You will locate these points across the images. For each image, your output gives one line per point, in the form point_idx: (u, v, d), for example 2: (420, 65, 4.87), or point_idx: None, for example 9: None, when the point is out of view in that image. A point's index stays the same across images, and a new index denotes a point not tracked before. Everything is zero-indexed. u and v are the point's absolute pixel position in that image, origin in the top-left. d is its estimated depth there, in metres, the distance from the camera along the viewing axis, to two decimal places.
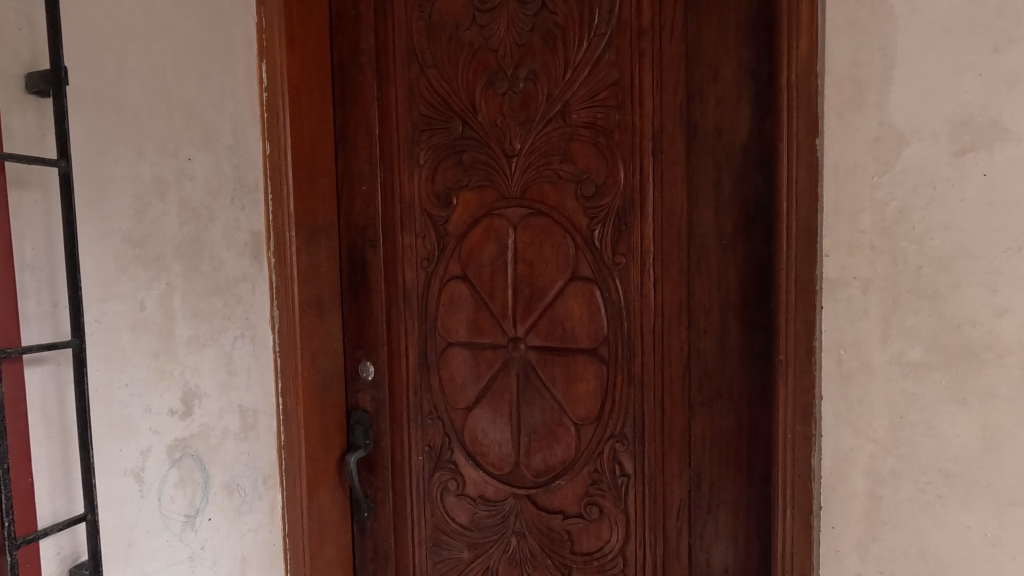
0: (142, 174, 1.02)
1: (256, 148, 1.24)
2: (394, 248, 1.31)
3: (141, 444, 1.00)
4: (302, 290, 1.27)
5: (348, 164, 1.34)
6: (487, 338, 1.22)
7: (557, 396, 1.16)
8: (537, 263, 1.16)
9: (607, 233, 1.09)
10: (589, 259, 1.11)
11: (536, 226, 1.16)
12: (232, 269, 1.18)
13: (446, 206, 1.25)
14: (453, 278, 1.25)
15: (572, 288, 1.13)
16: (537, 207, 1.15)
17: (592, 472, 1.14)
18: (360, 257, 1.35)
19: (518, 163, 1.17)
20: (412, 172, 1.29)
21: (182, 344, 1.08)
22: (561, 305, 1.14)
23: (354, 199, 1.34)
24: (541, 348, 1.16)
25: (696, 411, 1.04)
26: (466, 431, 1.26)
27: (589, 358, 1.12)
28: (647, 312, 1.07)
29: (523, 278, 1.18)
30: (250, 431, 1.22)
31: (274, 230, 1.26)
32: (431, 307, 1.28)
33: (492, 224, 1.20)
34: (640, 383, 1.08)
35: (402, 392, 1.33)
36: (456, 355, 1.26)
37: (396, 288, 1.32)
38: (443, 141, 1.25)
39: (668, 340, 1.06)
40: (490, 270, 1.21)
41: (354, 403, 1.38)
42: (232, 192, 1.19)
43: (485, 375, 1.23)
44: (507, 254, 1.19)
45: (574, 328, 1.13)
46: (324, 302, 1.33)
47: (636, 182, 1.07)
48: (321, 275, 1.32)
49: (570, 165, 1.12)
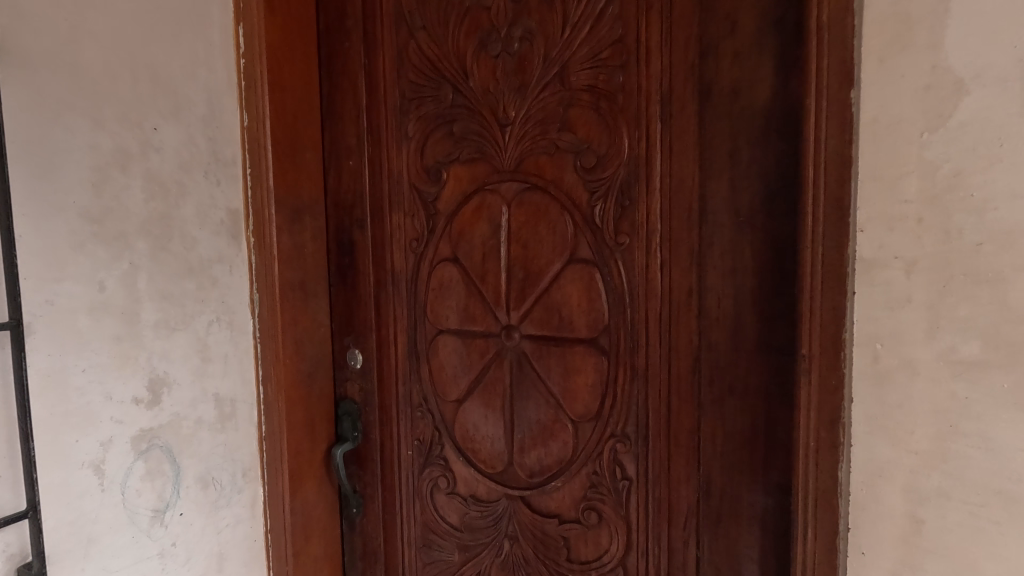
0: (101, 144, 0.94)
1: (233, 120, 1.16)
2: (382, 228, 1.22)
3: (102, 434, 0.94)
4: (283, 272, 1.19)
5: (335, 138, 1.25)
6: (480, 326, 1.12)
7: (554, 390, 1.05)
8: (532, 244, 1.05)
9: (608, 210, 0.98)
10: (589, 239, 1.00)
11: (531, 203, 1.05)
12: (206, 249, 1.10)
13: (436, 181, 1.15)
14: (443, 260, 1.15)
15: (569, 271, 1.02)
16: (533, 181, 1.04)
17: (591, 474, 1.03)
18: (348, 238, 1.26)
19: (513, 133, 1.06)
20: (401, 145, 1.19)
21: (149, 328, 1.01)
22: (557, 291, 1.03)
23: (341, 175, 1.26)
24: (536, 338, 1.06)
25: (706, 410, 0.93)
26: (457, 426, 1.17)
27: (587, 348, 1.01)
28: (652, 299, 0.96)
29: (518, 261, 1.07)
30: (227, 422, 1.14)
31: (253, 209, 1.18)
32: (419, 292, 1.19)
33: (484, 200, 1.10)
34: (645, 378, 0.97)
35: (391, 382, 1.24)
36: (447, 343, 1.16)
37: (385, 271, 1.23)
38: (433, 110, 1.14)
39: (675, 330, 0.94)
40: (479, 253, 1.11)
41: (342, 393, 1.31)
42: (206, 167, 1.10)
43: (477, 366, 1.13)
44: (499, 235, 1.08)
45: (572, 317, 1.02)
46: (308, 286, 1.25)
47: (641, 152, 0.94)
48: (305, 257, 1.24)
49: (568, 134, 1.01)
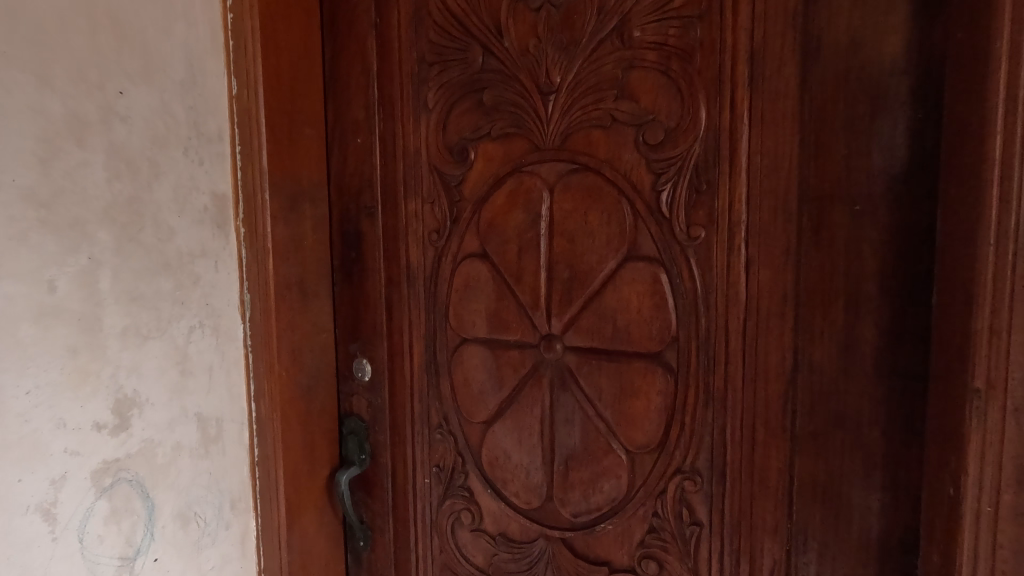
0: (50, 109, 0.75)
1: (220, 86, 0.96)
2: (395, 217, 1.04)
3: (53, 469, 0.76)
4: (277, 268, 1.00)
5: (340, 110, 1.07)
6: (514, 335, 0.94)
7: (605, 414, 0.87)
8: (579, 237, 0.87)
9: (679, 196, 0.79)
10: (653, 231, 0.82)
11: (579, 187, 0.86)
12: (186, 241, 0.92)
13: (461, 161, 0.96)
14: (470, 256, 0.97)
15: (626, 270, 0.84)
16: (582, 161, 0.86)
17: (650, 516, 0.86)
18: (354, 228, 1.08)
19: (558, 102, 0.87)
20: (419, 118, 1.00)
21: (114, 337, 0.82)
22: (612, 294, 0.85)
23: (346, 155, 1.07)
24: (583, 351, 0.88)
25: (801, 444, 0.75)
26: (484, 452, 0.99)
27: (648, 365, 0.83)
28: (734, 305, 0.77)
29: (561, 257, 0.89)
30: (212, 446, 0.96)
31: (243, 193, 0.99)
32: (440, 293, 1.01)
33: (520, 184, 0.91)
34: (722, 402, 0.79)
35: (405, 398, 1.06)
36: (473, 354, 0.98)
37: (398, 268, 1.04)
38: (458, 76, 0.95)
39: (764, 344, 0.76)
40: (513, 247, 0.92)
41: (347, 409, 1.13)
42: (185, 141, 0.91)
43: (509, 383, 0.95)
44: (539, 226, 0.90)
45: (630, 326, 0.84)
46: (308, 284, 1.06)
47: (725, 122, 0.76)
48: (305, 250, 1.05)
49: (628, 103, 0.82)
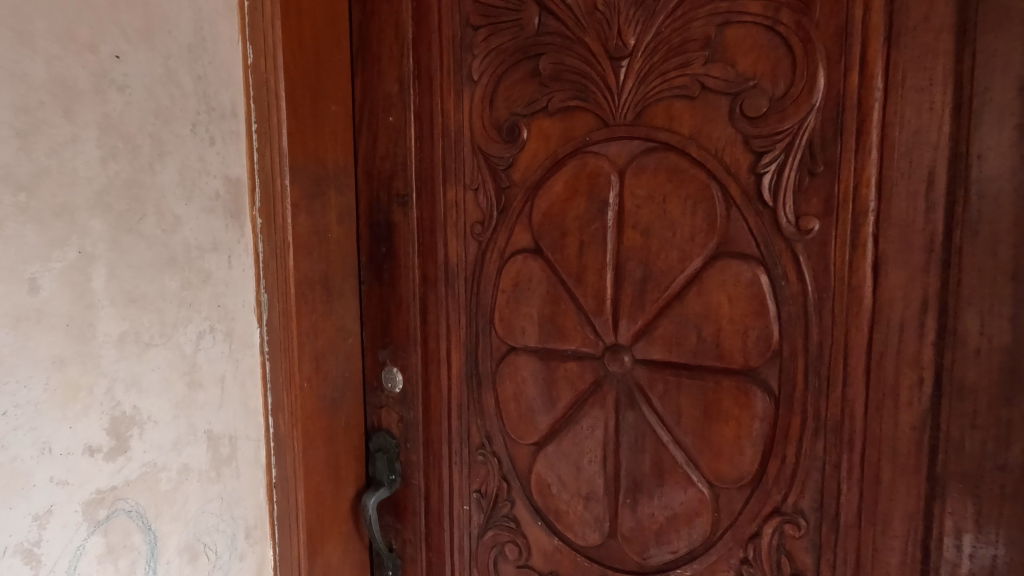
0: (32, 72, 0.62)
1: (234, 54, 0.83)
2: (432, 207, 0.90)
3: (36, 503, 0.64)
4: (297, 264, 0.87)
5: (370, 84, 0.94)
6: (572, 344, 0.80)
7: (683, 442, 0.74)
8: (655, 229, 0.73)
9: (787, 179, 0.65)
10: (750, 223, 0.68)
11: (656, 170, 0.72)
12: (194, 233, 0.79)
13: (512, 141, 0.82)
14: (521, 251, 0.84)
15: (714, 270, 0.70)
16: (661, 138, 0.72)
17: (738, 563, 0.72)
18: (385, 219, 0.95)
19: (632, 68, 0.73)
20: (462, 92, 0.87)
21: (110, 346, 0.70)
22: (696, 299, 0.71)
23: (377, 136, 0.94)
24: (657, 365, 0.74)
25: (942, 487, 0.61)
26: (534, 479, 0.86)
27: (741, 385, 0.69)
28: (856, 314, 0.63)
29: (632, 254, 0.75)
30: (224, 468, 0.84)
31: (259, 178, 0.86)
32: (483, 294, 0.88)
33: (583, 167, 0.77)
34: (836, 431, 0.65)
35: (441, 414, 0.93)
36: (522, 365, 0.85)
37: (435, 265, 0.91)
38: (509, 41, 0.82)
39: (895, 363, 0.62)
40: (573, 241, 0.79)
41: (376, 423, 1.00)
42: (194, 117, 0.78)
43: (566, 401, 0.82)
44: (605, 217, 0.76)
45: (717, 338, 0.70)
46: (332, 282, 0.93)
47: (851, 88, 0.61)
48: (329, 244, 0.92)
49: (722, 67, 0.68)
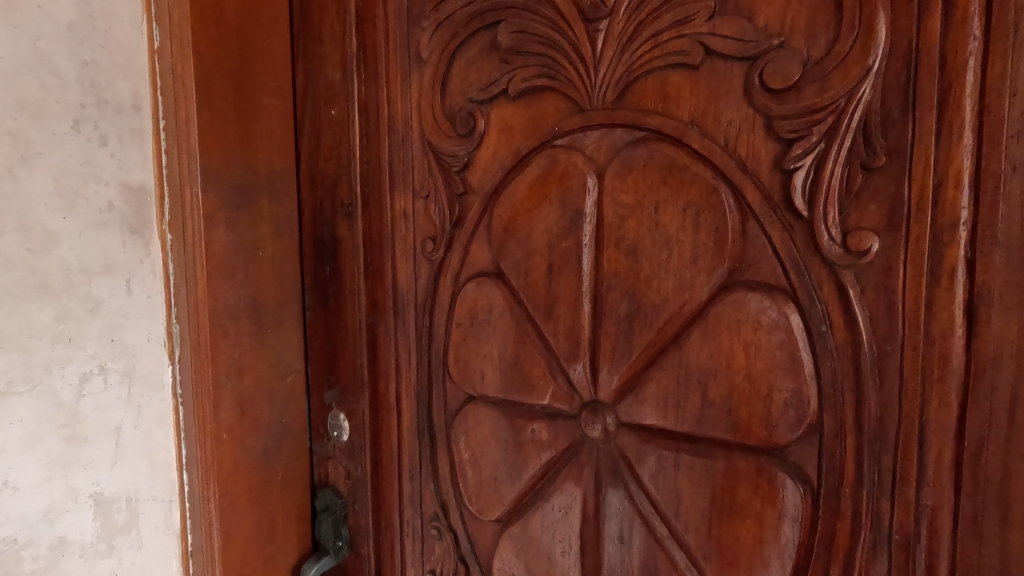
0: None
1: (136, 36, 0.69)
2: (379, 220, 0.73)
3: None
4: (213, 289, 0.72)
5: (311, 72, 0.78)
6: (541, 398, 0.61)
7: (685, 541, 0.53)
8: (645, 248, 0.54)
9: (830, 177, 0.44)
10: (776, 240, 0.47)
11: (645, 168, 0.53)
12: (77, 253, 0.65)
13: (467, 135, 0.65)
14: (478, 275, 0.65)
15: (724, 306, 0.50)
16: (652, 125, 0.53)
17: None
18: (329, 234, 0.79)
19: (613, 32, 0.54)
20: (412, 76, 0.70)
21: None
22: (701, 346, 0.51)
23: (320, 133, 0.78)
24: (650, 433, 0.55)
25: None
26: (497, 567, 0.67)
27: (764, 472, 0.49)
28: (938, 378, 0.42)
29: (615, 282, 0.55)
30: (119, 539, 0.69)
31: (169, 186, 0.71)
32: (437, 328, 0.70)
33: (551, 166, 0.59)
34: (907, 550, 0.44)
35: (392, 473, 0.76)
36: (480, 421, 0.66)
37: (383, 291, 0.74)
38: (463, 9, 0.64)
39: (1003, 457, 0.40)
40: (540, 265, 0.60)
41: (323, 477, 0.84)
42: (77, 111, 0.64)
43: (534, 470, 0.63)
44: (580, 231, 0.57)
45: (730, 402, 0.50)
46: (263, 311, 0.77)
47: (929, 42, 0.41)
48: (260, 265, 0.77)
49: (734, 21, 0.48)
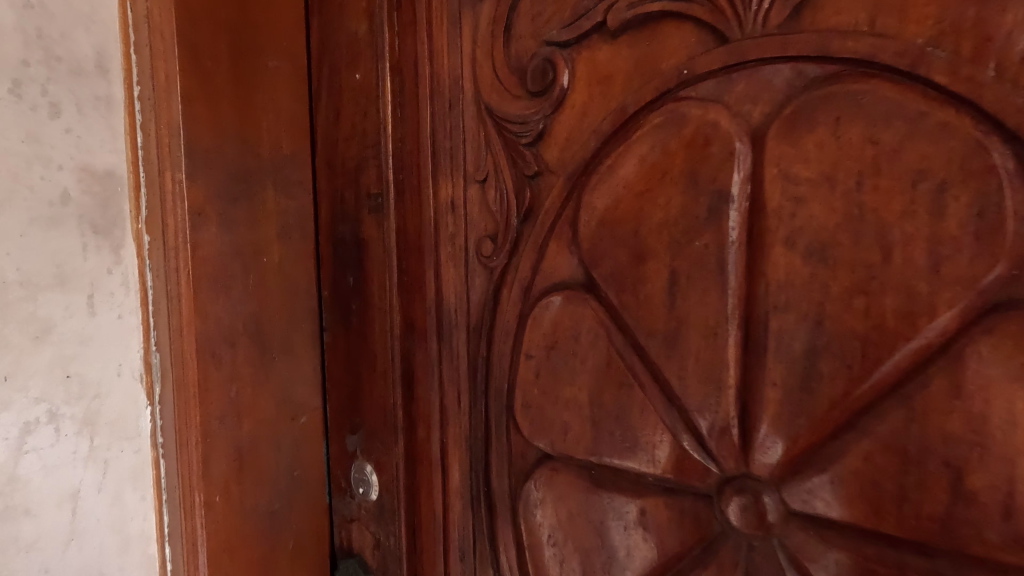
0: None
1: None
2: (417, 215, 0.55)
3: None
4: (200, 307, 0.56)
5: (328, 27, 0.61)
6: (656, 466, 0.43)
7: None
8: (840, 248, 0.34)
9: None
10: None
11: (838, 122, 0.34)
12: (16, 260, 0.49)
13: (542, 92, 0.47)
14: (559, 287, 0.47)
15: (996, 343, 0.31)
16: (853, 52, 0.33)
17: None
18: (351, 234, 0.61)
19: None
20: (461, 20, 0.52)
21: None
22: (949, 404, 0.32)
23: (339, 105, 0.61)
24: (846, 532, 0.35)
25: None
26: None
27: None
28: None
29: (786, 299, 0.36)
30: None
31: (146, 174, 0.55)
32: (495, 361, 0.51)
33: (676, 128, 0.40)
34: None
35: (436, 549, 0.57)
36: (563, 492, 0.48)
37: (421, 310, 0.56)
38: None
39: None
40: (657, 273, 0.41)
41: (344, 545, 0.66)
42: (16, 69, 0.48)
43: (644, 567, 0.44)
44: (723, 222, 0.38)
45: (1010, 498, 0.31)
46: (267, 334, 0.60)
47: None
48: (262, 276, 0.59)
49: None
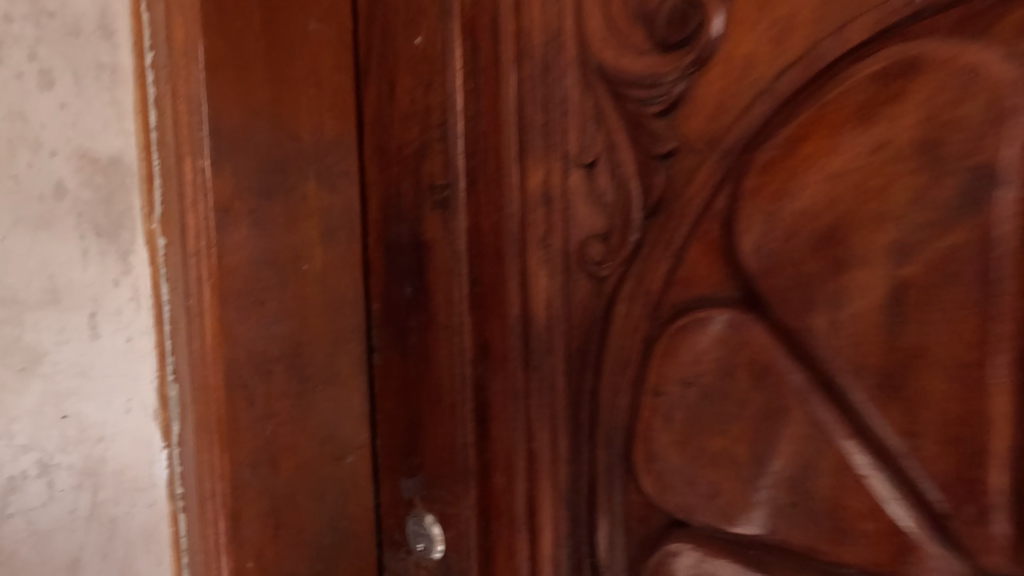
0: None
1: None
2: (495, 212, 0.45)
3: None
4: (225, 329, 0.45)
5: None
6: (858, 555, 0.31)
7: None
8: None
9: None
10: None
11: None
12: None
13: (681, 43, 0.35)
14: (704, 305, 0.35)
15: None
16: None
17: None
18: (409, 238, 0.51)
19: None
20: None
21: None
22: None
23: (393, 79, 0.50)
24: None
25: None
26: None
27: None
28: None
29: None
30: None
31: (160, 162, 0.44)
32: (605, 399, 0.40)
33: (908, 75, 0.27)
34: None
35: None
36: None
37: (500, 330, 0.45)
38: None
39: None
40: (869, 286, 0.29)
41: None
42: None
43: None
44: (990, 213, 0.26)
45: None
46: (308, 358, 0.50)
47: None
48: (302, 288, 0.49)
49: None
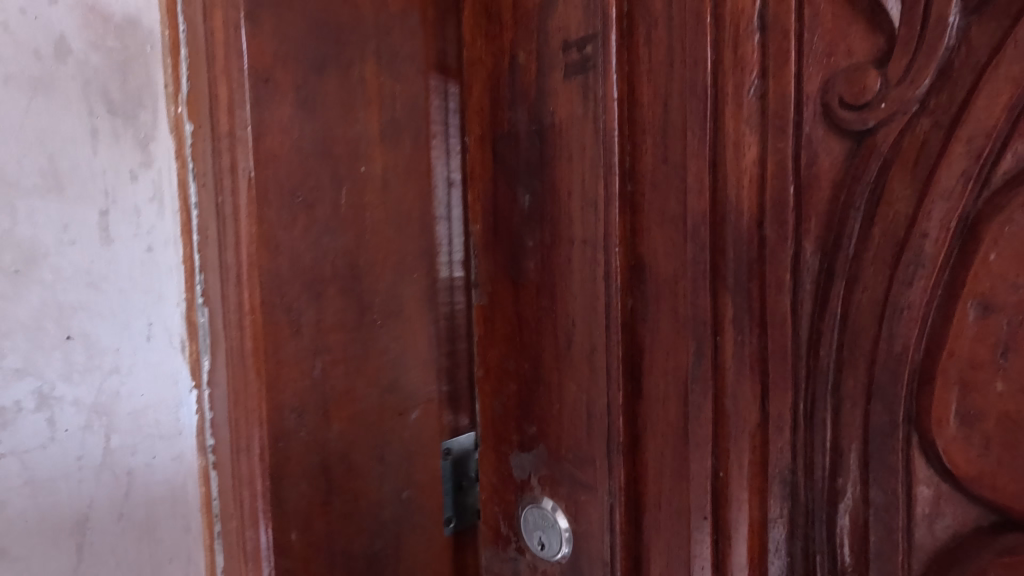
0: None
1: None
2: (665, 65, 0.30)
3: None
4: (266, 232, 0.34)
5: None
6: None
7: None
8: None
9: None
10: None
11: None
12: None
13: None
14: None
15: None
16: None
17: None
18: (526, 128, 0.37)
19: None
20: None
21: None
22: None
23: None
24: None
25: None
26: None
27: None
28: None
29: None
30: None
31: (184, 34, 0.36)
32: (870, 329, 0.25)
33: None
34: None
35: None
36: None
37: (670, 241, 0.31)
38: None
39: None
40: None
41: None
42: None
43: None
44: None
45: None
46: (367, 280, 0.38)
47: None
48: (358, 187, 0.37)
49: None
